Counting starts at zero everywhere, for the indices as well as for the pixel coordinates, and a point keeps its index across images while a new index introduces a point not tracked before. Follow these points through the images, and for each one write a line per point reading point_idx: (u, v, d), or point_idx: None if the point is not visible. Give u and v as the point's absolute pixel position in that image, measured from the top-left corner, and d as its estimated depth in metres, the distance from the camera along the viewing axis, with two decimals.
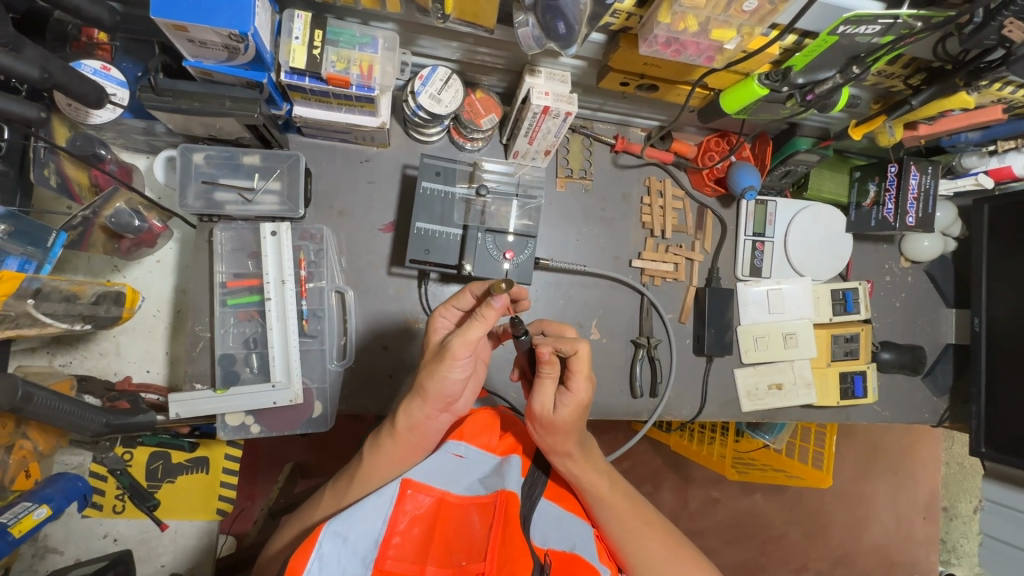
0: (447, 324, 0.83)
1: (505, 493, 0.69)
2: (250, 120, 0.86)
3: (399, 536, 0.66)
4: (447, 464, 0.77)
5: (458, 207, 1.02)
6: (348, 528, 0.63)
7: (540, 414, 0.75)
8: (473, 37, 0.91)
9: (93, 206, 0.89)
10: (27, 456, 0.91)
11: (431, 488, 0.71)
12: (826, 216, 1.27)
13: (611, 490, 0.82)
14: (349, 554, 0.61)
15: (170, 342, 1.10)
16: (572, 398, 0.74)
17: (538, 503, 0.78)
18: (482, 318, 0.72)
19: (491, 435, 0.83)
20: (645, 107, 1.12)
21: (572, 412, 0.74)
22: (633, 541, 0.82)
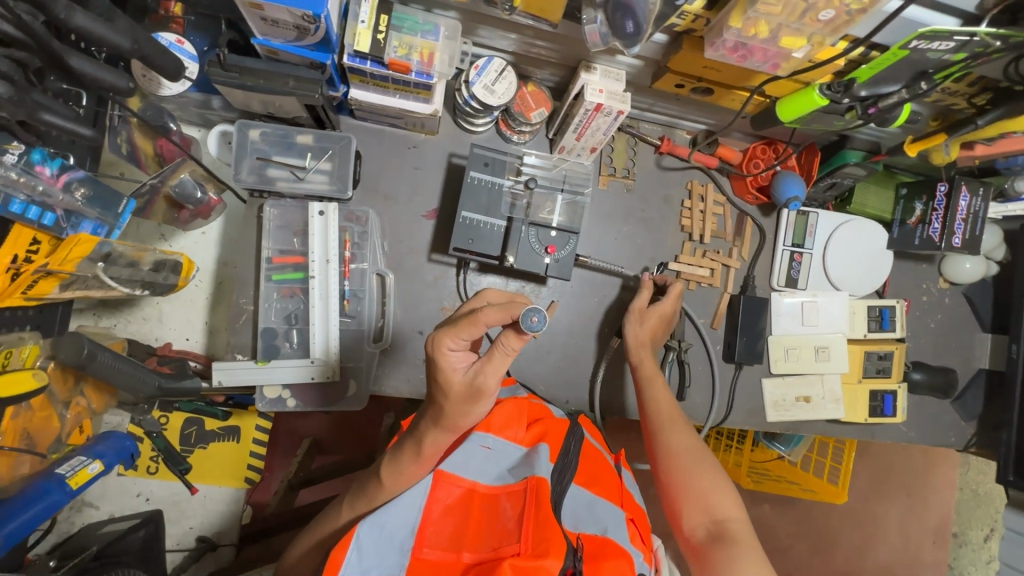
0: (460, 357, 0.69)
1: (535, 481, 0.70)
2: (310, 100, 0.87)
3: (433, 525, 0.68)
4: (475, 456, 0.76)
5: (504, 200, 1.03)
6: (385, 520, 0.66)
7: (631, 314, 1.11)
8: (533, 30, 0.91)
9: (161, 175, 0.91)
10: (82, 413, 0.93)
11: (462, 479, 0.72)
12: (869, 230, 1.25)
13: (666, 397, 1.01)
14: (386, 545, 0.65)
15: (209, 312, 1.13)
16: (656, 308, 1.11)
17: (569, 489, 0.77)
18: (510, 351, 0.66)
19: (519, 425, 0.83)
20: (694, 110, 1.11)
21: (651, 321, 1.10)
22: (667, 428, 0.97)
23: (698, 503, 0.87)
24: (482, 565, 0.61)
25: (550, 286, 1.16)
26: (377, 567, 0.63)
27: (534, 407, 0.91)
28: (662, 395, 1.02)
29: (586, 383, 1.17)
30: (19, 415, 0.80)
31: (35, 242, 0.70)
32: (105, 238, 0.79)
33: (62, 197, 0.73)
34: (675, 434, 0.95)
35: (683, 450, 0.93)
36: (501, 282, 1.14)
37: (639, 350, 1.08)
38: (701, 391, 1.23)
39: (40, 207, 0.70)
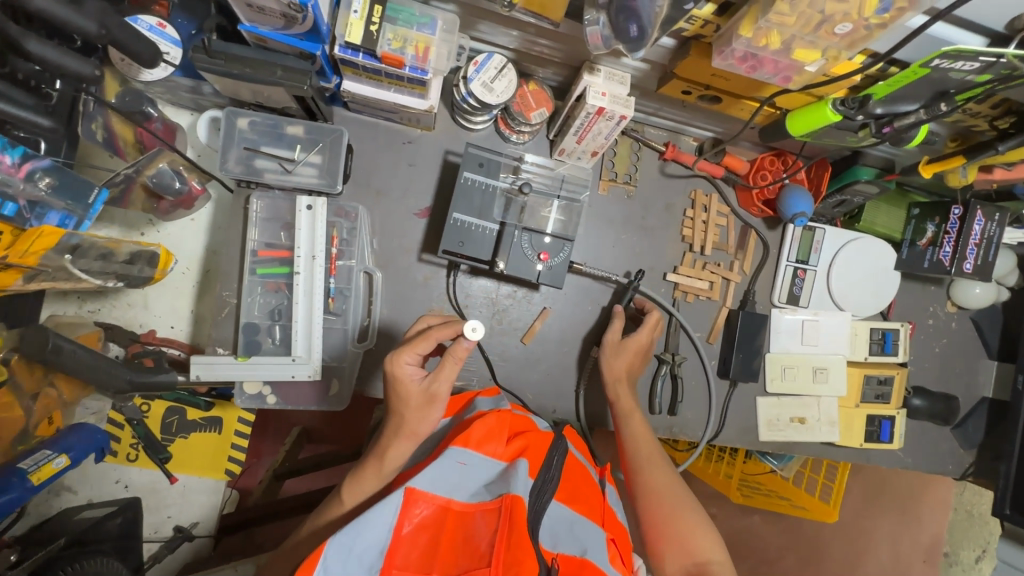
0: (416, 369, 0.86)
1: (511, 499, 0.67)
2: (299, 92, 0.84)
3: (404, 544, 0.66)
4: (450, 471, 0.73)
5: (498, 202, 0.99)
6: (353, 542, 0.63)
7: (609, 345, 1.06)
8: (534, 28, 0.87)
9: (136, 164, 0.88)
10: (51, 403, 0.92)
11: (436, 496, 0.69)
12: (876, 250, 1.21)
13: (644, 432, 0.98)
14: (355, 565, 0.62)
15: (196, 301, 1.10)
16: (634, 338, 1.07)
17: (549, 506, 0.74)
18: (456, 358, 0.81)
19: (499, 439, 0.80)
20: (702, 117, 1.07)
21: (628, 354, 1.06)
22: (647, 469, 0.92)
23: (682, 544, 0.83)
24: None
25: (543, 292, 1.13)
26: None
27: (516, 419, 0.88)
28: (640, 432, 0.99)
29: (575, 394, 1.14)
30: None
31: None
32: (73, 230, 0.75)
33: (23, 186, 0.71)
34: (656, 472, 0.92)
35: (666, 489, 0.89)
36: (493, 286, 1.11)
37: (616, 385, 1.04)
38: (692, 406, 1.20)
39: (2, 198, 0.67)
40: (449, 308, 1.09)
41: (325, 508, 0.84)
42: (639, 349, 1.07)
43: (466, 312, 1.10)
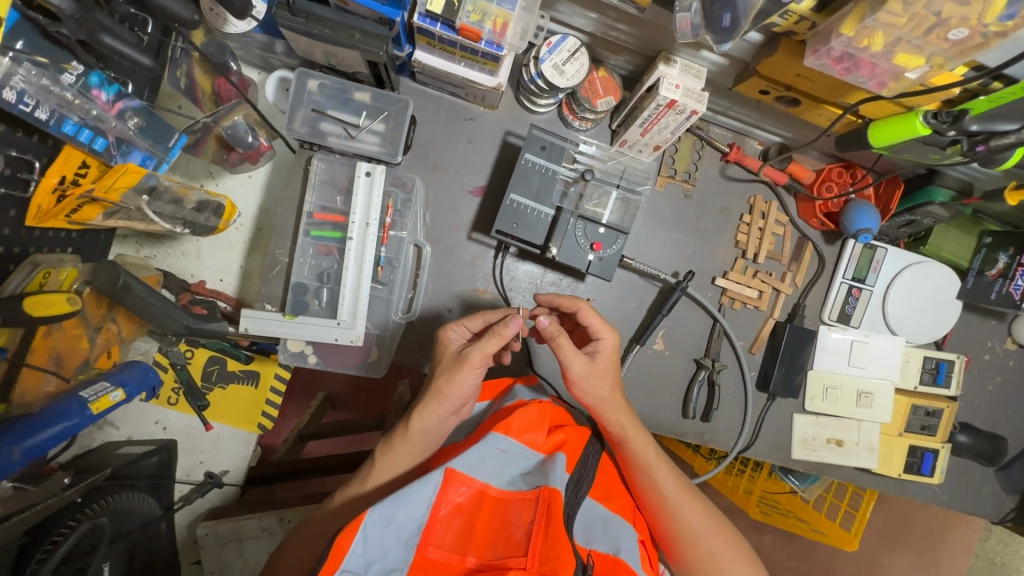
0: (460, 335, 0.89)
1: (548, 491, 0.67)
2: (374, 57, 0.84)
3: (441, 523, 0.66)
4: (490, 458, 0.73)
5: (557, 187, 0.98)
6: (393, 514, 0.64)
7: (582, 377, 0.85)
8: (615, 11, 0.85)
9: (214, 114, 0.93)
10: (112, 338, 0.93)
11: (473, 480, 0.70)
12: (939, 277, 1.15)
13: (668, 472, 0.87)
14: (393, 538, 0.64)
15: (246, 256, 1.12)
16: (602, 349, 0.87)
17: (584, 501, 0.75)
18: (500, 334, 0.81)
19: (540, 430, 0.79)
20: (773, 120, 1.03)
21: (608, 374, 0.87)
22: (683, 512, 0.85)
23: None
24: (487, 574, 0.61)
25: (588, 283, 1.11)
26: (381, 560, 0.62)
27: (556, 411, 0.87)
28: (661, 469, 0.87)
29: None
30: (52, 334, 0.81)
31: (84, 166, 0.73)
32: (152, 171, 0.79)
33: (115, 124, 0.74)
34: (689, 519, 0.85)
35: (702, 537, 0.85)
36: (538, 272, 1.10)
37: (613, 410, 0.87)
38: (726, 415, 1.17)
39: (92, 131, 0.71)
40: (492, 289, 1.08)
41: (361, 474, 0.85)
42: (613, 361, 0.88)
43: (510, 295, 1.09)
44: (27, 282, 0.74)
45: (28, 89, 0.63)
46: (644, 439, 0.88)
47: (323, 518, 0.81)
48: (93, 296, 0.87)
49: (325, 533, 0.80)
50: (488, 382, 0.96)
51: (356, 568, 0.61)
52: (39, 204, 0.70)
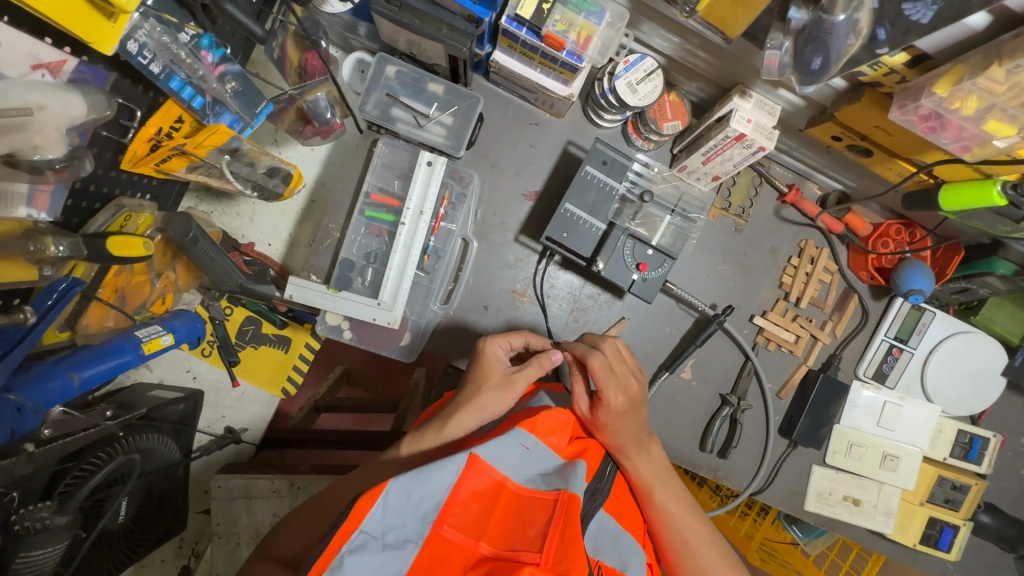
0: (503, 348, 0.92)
1: (568, 496, 0.68)
2: (457, 52, 0.86)
3: (458, 506, 0.67)
4: (514, 452, 0.73)
5: (613, 203, 0.99)
6: (412, 491, 0.65)
7: (584, 420, 0.88)
8: (699, 39, 0.85)
9: (301, 87, 0.98)
10: (168, 286, 0.96)
11: (494, 471, 0.70)
12: (987, 351, 1.12)
13: (677, 504, 0.87)
14: (411, 511, 0.64)
15: (296, 225, 1.14)
16: (604, 405, 0.84)
17: (598, 513, 0.75)
18: (542, 364, 0.89)
19: (562, 435, 0.80)
20: (841, 168, 1.02)
21: (610, 427, 0.85)
22: (686, 544, 0.87)
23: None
24: (499, 563, 0.61)
25: (625, 301, 1.12)
26: (398, 529, 0.63)
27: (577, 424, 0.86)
28: (669, 502, 0.87)
29: None
30: (122, 273, 0.85)
31: (179, 121, 0.76)
32: (238, 135, 0.81)
33: (215, 85, 0.77)
34: (694, 551, 0.87)
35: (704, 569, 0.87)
36: (578, 283, 1.11)
37: (619, 459, 0.86)
38: (744, 454, 1.16)
39: (193, 90, 0.73)
40: (530, 294, 1.09)
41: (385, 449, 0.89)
42: (617, 417, 0.85)
43: (547, 302, 1.10)
44: (109, 221, 0.78)
45: (148, 42, 0.68)
46: (653, 478, 0.87)
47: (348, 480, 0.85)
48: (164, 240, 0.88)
49: (349, 495, 0.82)
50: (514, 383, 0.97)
51: (374, 531, 0.62)
52: (134, 151, 0.74)
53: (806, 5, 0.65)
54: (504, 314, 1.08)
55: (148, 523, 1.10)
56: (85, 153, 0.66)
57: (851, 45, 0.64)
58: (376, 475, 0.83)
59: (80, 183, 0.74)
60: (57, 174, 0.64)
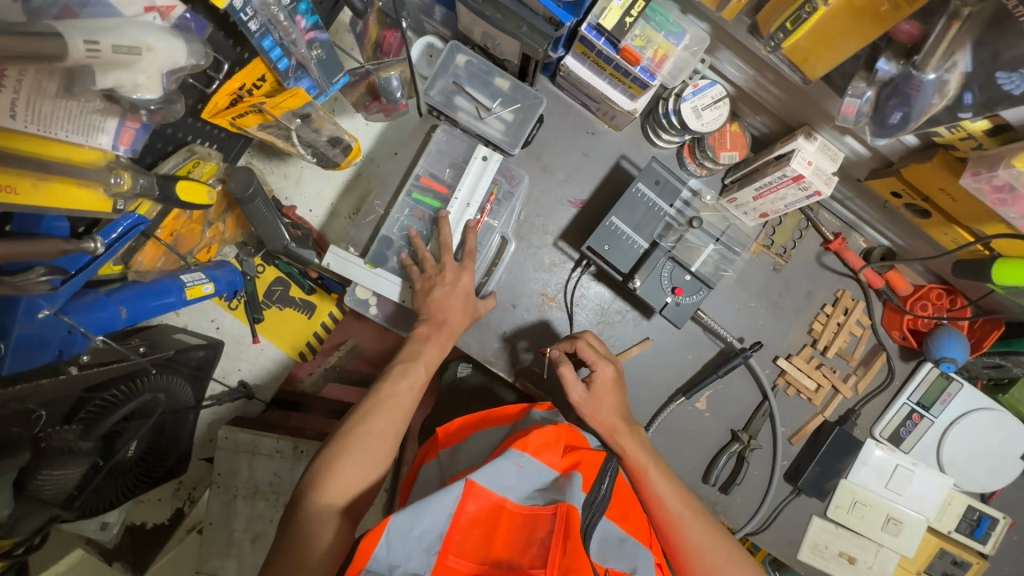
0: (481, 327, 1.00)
1: (567, 508, 0.66)
2: (532, 52, 0.86)
3: (460, 532, 0.65)
4: (508, 473, 0.71)
5: (660, 223, 0.99)
6: (411, 527, 0.64)
7: (581, 404, 0.93)
8: (774, 74, 0.85)
9: (377, 63, 1.00)
10: (215, 236, 0.99)
11: (493, 493, 0.69)
12: (1010, 430, 1.10)
13: (669, 487, 0.87)
14: (414, 545, 0.63)
15: (340, 195, 1.16)
16: (598, 377, 0.93)
17: (599, 522, 0.74)
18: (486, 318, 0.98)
19: (557, 448, 0.76)
20: (892, 225, 1.02)
21: (606, 399, 0.92)
22: (686, 523, 0.85)
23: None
24: None
25: (652, 322, 1.11)
26: (404, 564, 0.62)
27: (571, 431, 0.83)
28: (662, 481, 0.88)
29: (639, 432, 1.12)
30: (181, 219, 0.88)
31: (263, 79, 0.77)
32: (314, 100, 0.83)
33: (303, 50, 0.79)
34: (695, 534, 0.85)
35: (707, 551, 0.84)
36: (608, 297, 1.11)
37: (615, 437, 0.90)
38: (745, 493, 1.15)
39: (282, 51, 0.75)
40: (559, 299, 1.10)
41: (388, 379, 0.83)
42: (611, 387, 0.93)
43: (574, 310, 1.10)
44: (179, 165, 0.81)
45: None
46: (645, 460, 0.89)
47: (372, 419, 0.77)
48: (225, 191, 0.90)
49: (390, 434, 0.78)
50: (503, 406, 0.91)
51: (381, 569, 0.62)
52: (216, 102, 0.74)
53: (897, 58, 0.65)
54: (531, 315, 1.09)
55: (156, 461, 1.07)
56: (177, 97, 0.66)
57: (934, 105, 0.63)
58: (406, 409, 0.81)
59: (162, 127, 0.76)
60: (150, 114, 0.64)
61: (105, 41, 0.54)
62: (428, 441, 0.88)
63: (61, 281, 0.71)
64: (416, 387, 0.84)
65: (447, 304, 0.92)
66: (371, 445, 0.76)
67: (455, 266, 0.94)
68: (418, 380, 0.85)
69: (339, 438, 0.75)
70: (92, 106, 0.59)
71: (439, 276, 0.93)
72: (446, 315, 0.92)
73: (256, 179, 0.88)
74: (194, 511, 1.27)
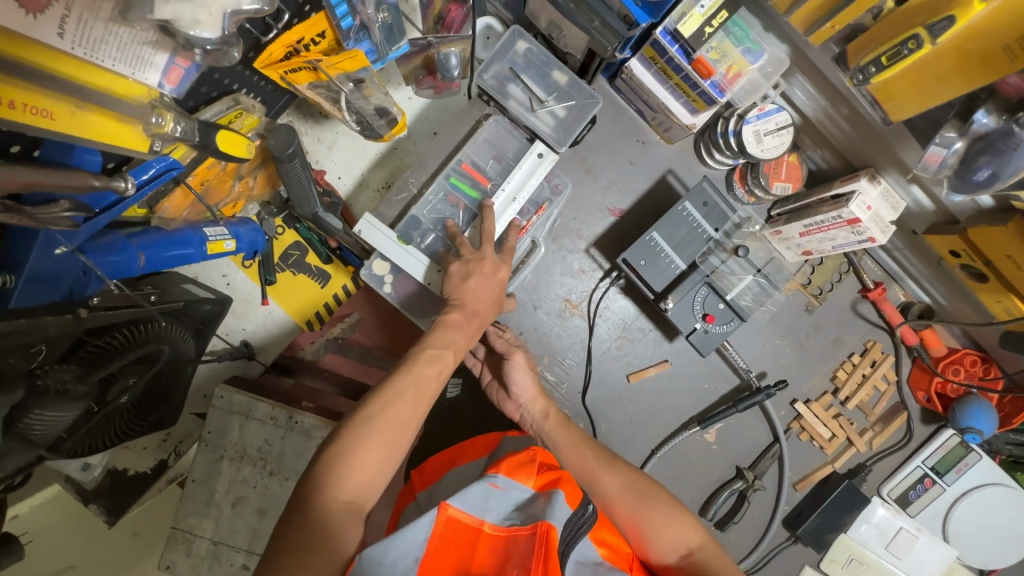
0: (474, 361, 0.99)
1: (545, 528, 0.58)
2: (601, 50, 0.82)
3: (435, 560, 0.58)
4: (482, 493, 0.66)
5: (701, 246, 0.94)
6: (383, 554, 0.56)
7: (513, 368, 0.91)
8: (849, 109, 0.80)
9: (440, 36, 0.94)
10: (244, 192, 0.96)
11: (467, 517, 0.62)
12: (1022, 510, 1.06)
13: (579, 436, 0.84)
14: (390, 572, 0.55)
15: (372, 168, 1.12)
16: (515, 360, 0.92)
17: (580, 543, 0.65)
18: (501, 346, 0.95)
19: (531, 472, 0.72)
20: (939, 283, 0.97)
21: (525, 369, 0.92)
22: (597, 472, 0.78)
23: (656, 540, 0.72)
24: None
25: (674, 345, 1.08)
26: None
27: (541, 454, 0.79)
28: (568, 437, 0.84)
29: (643, 454, 1.09)
30: (215, 168, 0.85)
31: (321, 36, 0.73)
32: (370, 65, 0.80)
33: (369, 11, 0.77)
34: (604, 482, 0.77)
35: (619, 492, 0.76)
36: (632, 312, 1.07)
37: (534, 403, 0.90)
38: (740, 532, 1.11)
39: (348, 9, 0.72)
40: (583, 308, 1.07)
41: (415, 362, 0.76)
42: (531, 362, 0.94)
43: (596, 321, 1.07)
44: (222, 113, 0.77)
45: None
46: (557, 421, 0.87)
47: (395, 404, 0.70)
48: (263, 147, 0.87)
49: (412, 422, 0.71)
50: (479, 439, 0.86)
51: None
52: (270, 52, 0.70)
53: (997, 111, 0.60)
54: (550, 319, 1.06)
55: (149, 408, 1.04)
56: (236, 42, 0.62)
57: None
58: (430, 395, 0.74)
59: (210, 71, 0.72)
60: (204, 54, 0.60)
61: None
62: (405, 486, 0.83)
63: (84, 219, 0.68)
64: (443, 375, 0.78)
65: (479, 290, 0.85)
66: (394, 433, 0.68)
67: (498, 259, 0.88)
68: (445, 367, 0.79)
69: (360, 422, 0.67)
70: (145, 36, 0.54)
71: (478, 261, 0.86)
72: (479, 305, 0.85)
73: (297, 139, 0.84)
74: (178, 465, 1.24)
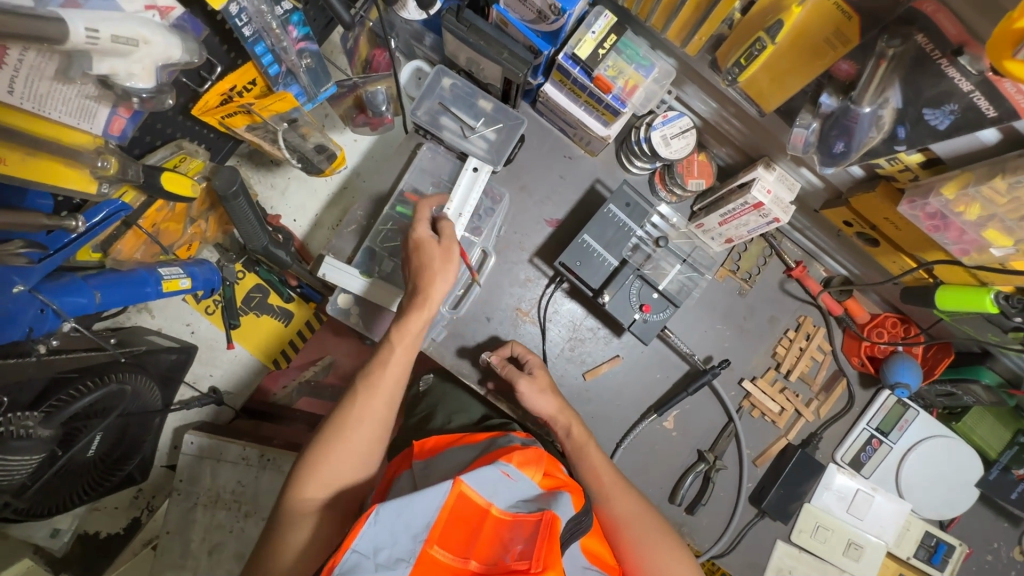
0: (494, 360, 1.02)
1: (550, 515, 0.59)
2: (512, 77, 0.91)
3: (445, 528, 0.60)
4: (492, 477, 0.64)
5: (628, 243, 1.03)
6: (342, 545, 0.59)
7: (526, 392, 0.96)
8: (735, 108, 0.92)
9: (366, 77, 1.04)
10: (197, 235, 1.06)
11: (478, 497, 0.62)
12: (964, 459, 1.13)
13: (602, 456, 0.91)
14: (402, 530, 0.59)
15: (324, 207, 1.19)
16: (534, 365, 1.00)
17: (571, 547, 0.69)
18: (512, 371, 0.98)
19: (540, 467, 0.70)
20: (847, 253, 1.08)
21: (536, 394, 0.96)
22: (613, 494, 0.87)
23: (650, 568, 0.81)
24: None
25: (622, 340, 1.15)
26: (389, 548, 0.58)
27: (549, 460, 0.77)
28: (595, 453, 0.92)
29: (608, 447, 1.13)
30: (163, 211, 0.92)
31: (253, 83, 0.82)
32: (301, 106, 0.88)
33: (293, 58, 0.84)
34: (621, 504, 0.86)
35: (632, 518, 0.85)
36: (580, 313, 1.14)
37: (563, 415, 0.96)
38: (711, 514, 1.15)
39: (273, 58, 0.81)
40: (533, 315, 1.12)
41: (373, 367, 0.82)
42: (542, 381, 0.97)
43: (547, 325, 1.13)
44: (167, 158, 0.85)
45: (247, 8, 0.77)
46: (579, 436, 0.94)
47: (358, 411, 0.79)
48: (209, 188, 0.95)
49: (375, 426, 0.79)
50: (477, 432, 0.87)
51: (366, 551, 0.58)
52: (207, 101, 0.80)
53: (837, 93, 0.71)
54: (503, 328, 1.11)
55: (116, 463, 1.03)
56: (169, 90, 0.70)
57: (872, 137, 0.70)
58: (389, 394, 0.81)
59: (151, 120, 0.81)
60: (141, 103, 0.70)
61: (103, 32, 0.58)
62: (402, 452, 0.83)
63: (41, 258, 0.74)
64: (401, 373, 0.83)
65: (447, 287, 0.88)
66: (351, 430, 0.77)
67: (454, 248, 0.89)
68: (401, 365, 0.83)
69: (330, 428, 0.78)
70: (85, 91, 0.64)
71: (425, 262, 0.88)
72: None
73: (241, 179, 0.90)
74: (150, 523, 1.18)
